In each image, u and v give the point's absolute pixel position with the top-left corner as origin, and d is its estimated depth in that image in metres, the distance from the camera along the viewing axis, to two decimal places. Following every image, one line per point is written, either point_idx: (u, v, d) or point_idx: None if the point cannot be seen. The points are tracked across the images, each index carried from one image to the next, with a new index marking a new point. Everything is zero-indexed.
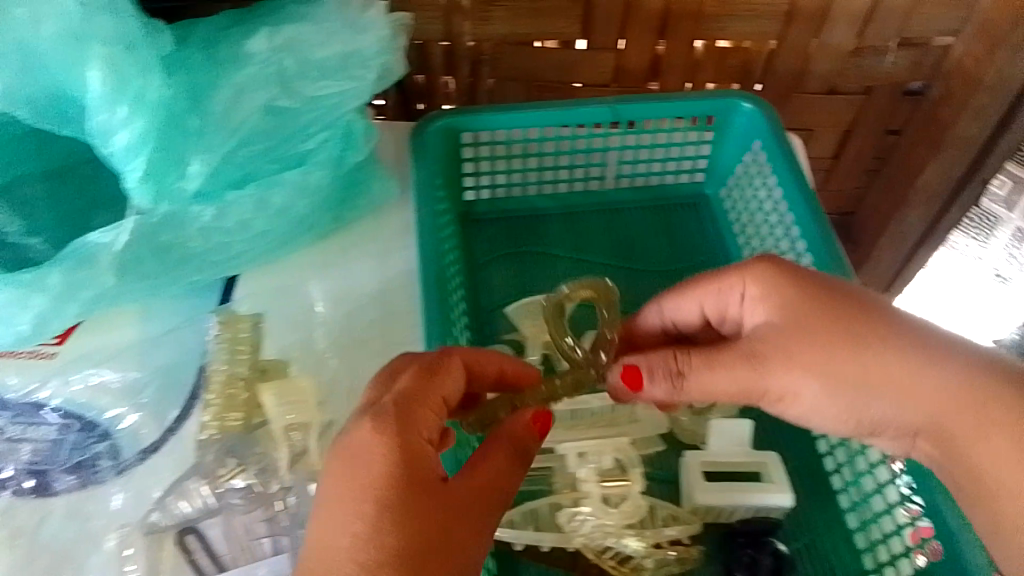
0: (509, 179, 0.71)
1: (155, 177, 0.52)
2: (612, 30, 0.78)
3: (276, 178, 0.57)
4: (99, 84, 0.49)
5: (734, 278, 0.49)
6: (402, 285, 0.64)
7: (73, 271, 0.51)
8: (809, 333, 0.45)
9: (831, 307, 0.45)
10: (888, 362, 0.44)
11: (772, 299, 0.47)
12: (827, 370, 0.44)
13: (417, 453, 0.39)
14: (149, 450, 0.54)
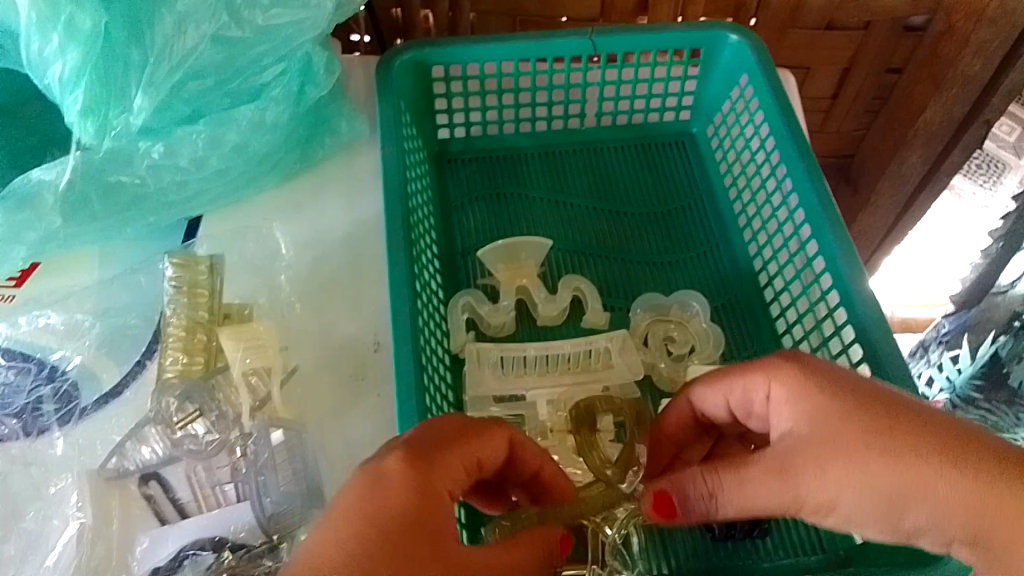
0: (484, 118, 0.68)
1: (94, 111, 0.49)
2: None
3: (230, 115, 0.55)
4: (28, 9, 0.46)
5: (758, 376, 0.41)
6: (369, 228, 0.61)
7: (15, 213, 0.51)
8: (847, 445, 0.37)
9: (876, 411, 0.37)
10: (945, 476, 0.35)
11: (800, 402, 0.39)
12: (874, 491, 0.36)
13: (436, 510, 0.35)
14: (101, 398, 0.52)
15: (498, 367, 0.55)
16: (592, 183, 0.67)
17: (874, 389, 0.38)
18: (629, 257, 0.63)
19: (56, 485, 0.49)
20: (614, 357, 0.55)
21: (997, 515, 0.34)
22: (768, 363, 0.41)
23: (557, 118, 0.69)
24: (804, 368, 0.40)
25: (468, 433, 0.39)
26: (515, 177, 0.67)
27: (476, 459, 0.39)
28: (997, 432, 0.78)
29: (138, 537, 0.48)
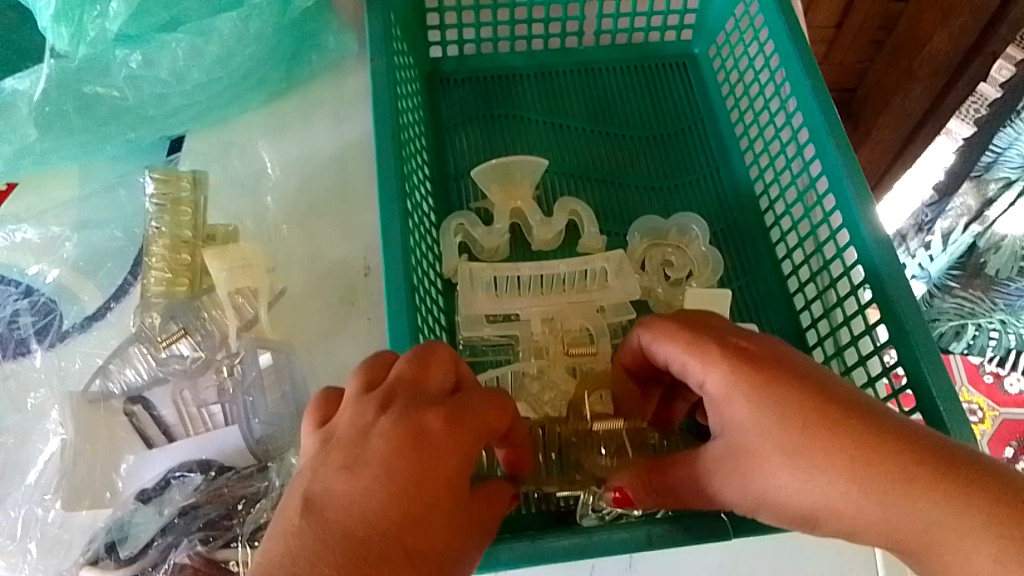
0: (478, 36, 0.65)
1: (68, 16, 0.48)
2: None
3: (207, 23, 0.51)
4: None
5: (689, 363, 0.37)
6: (361, 148, 0.59)
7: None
8: (769, 451, 0.33)
9: (807, 415, 0.33)
10: (875, 495, 0.31)
11: (726, 394, 0.35)
12: (803, 499, 0.33)
13: (457, 478, 0.32)
14: (82, 321, 0.51)
15: (491, 288, 0.53)
16: (589, 108, 0.65)
17: (812, 384, 0.34)
18: (629, 182, 0.61)
19: (39, 403, 0.48)
20: (610, 278, 0.54)
21: (933, 511, 0.30)
22: (699, 348, 0.36)
23: (552, 37, 0.66)
24: (740, 355, 0.35)
25: (488, 397, 0.35)
26: (511, 99, 0.65)
27: (496, 427, 0.35)
28: (971, 317, 0.93)
29: (124, 458, 0.46)
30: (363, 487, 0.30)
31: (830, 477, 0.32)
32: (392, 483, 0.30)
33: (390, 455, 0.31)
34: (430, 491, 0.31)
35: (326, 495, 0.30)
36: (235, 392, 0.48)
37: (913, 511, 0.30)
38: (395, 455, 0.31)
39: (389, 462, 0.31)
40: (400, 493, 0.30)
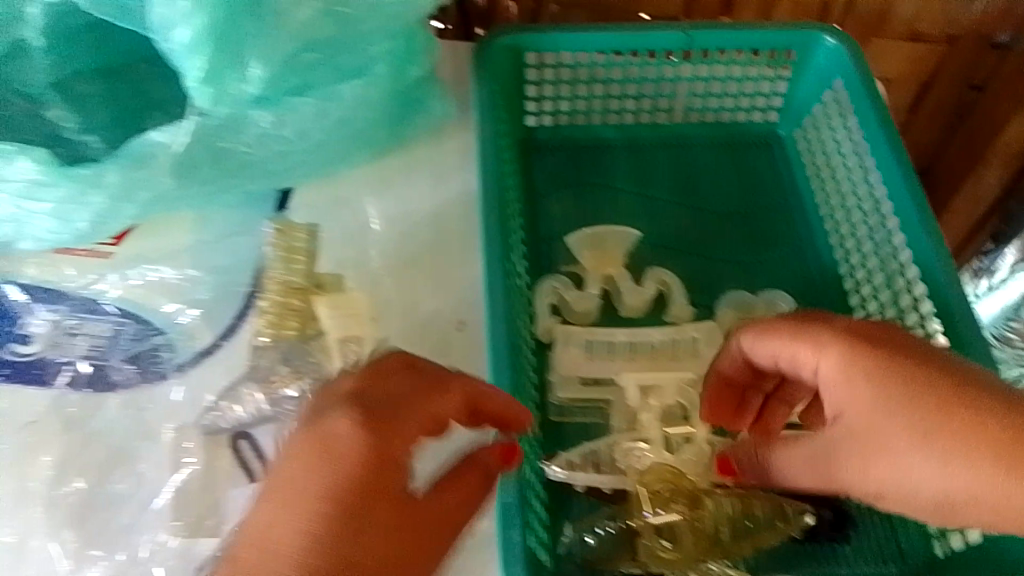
0: (573, 106, 0.68)
1: (210, 81, 0.48)
2: None
3: (333, 91, 0.54)
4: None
5: (802, 349, 0.42)
6: (460, 207, 0.62)
7: (132, 170, 0.50)
8: (905, 434, 0.38)
9: (945, 400, 0.38)
10: (1019, 473, 0.36)
11: (841, 376, 0.40)
12: (948, 486, 0.37)
13: (382, 493, 0.39)
14: (192, 358, 0.54)
15: (585, 350, 0.56)
16: (676, 180, 0.67)
17: (948, 374, 0.39)
18: (716, 254, 0.63)
19: (156, 428, 0.52)
20: (700, 347, 0.56)
21: None
22: (813, 336, 0.42)
23: (641, 112, 0.68)
24: (853, 340, 0.41)
25: (433, 381, 0.43)
26: (600, 168, 0.68)
27: (422, 430, 0.41)
28: None
29: (228, 493, 0.49)
30: (285, 525, 0.38)
31: (960, 450, 0.37)
32: (326, 517, 0.38)
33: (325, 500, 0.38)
34: (377, 493, 0.39)
35: (267, 526, 0.38)
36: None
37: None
38: (309, 467, 0.39)
39: (315, 497, 0.38)
40: (347, 489, 0.38)
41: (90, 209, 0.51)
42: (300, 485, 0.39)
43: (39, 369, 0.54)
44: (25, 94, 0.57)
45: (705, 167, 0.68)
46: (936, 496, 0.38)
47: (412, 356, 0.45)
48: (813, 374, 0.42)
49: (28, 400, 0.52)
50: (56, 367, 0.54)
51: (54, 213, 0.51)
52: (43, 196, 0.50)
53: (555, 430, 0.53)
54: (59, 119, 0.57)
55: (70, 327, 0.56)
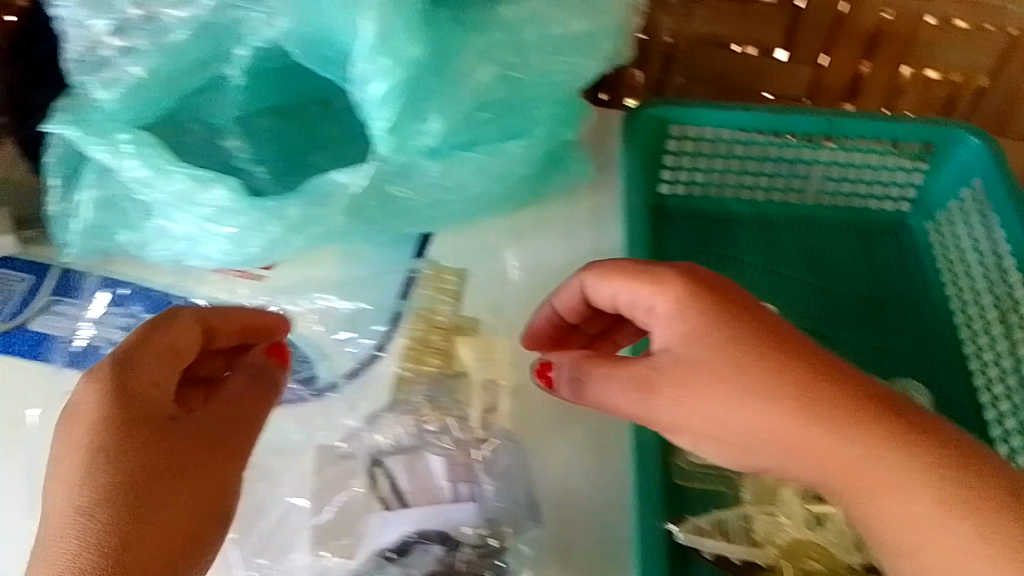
0: (709, 179, 0.69)
1: (393, 130, 0.52)
2: (816, 44, 0.82)
3: (498, 147, 0.57)
4: (371, 33, 0.49)
5: (645, 288, 0.44)
6: (601, 259, 0.65)
7: (312, 206, 0.53)
8: (715, 370, 0.40)
9: (766, 354, 0.40)
10: (825, 429, 0.38)
11: (683, 312, 0.42)
12: (724, 423, 0.40)
13: (138, 412, 0.41)
14: (349, 373, 0.58)
15: None
16: (805, 260, 0.68)
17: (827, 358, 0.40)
18: (847, 336, 0.64)
19: (304, 449, 0.55)
20: None
21: (903, 464, 0.38)
22: (659, 278, 0.43)
23: (773, 191, 0.70)
24: (696, 285, 0.43)
25: (163, 321, 0.45)
26: (730, 241, 0.69)
27: (161, 373, 0.43)
28: None
29: (369, 518, 0.52)
30: (99, 434, 0.40)
31: (803, 398, 0.39)
32: (118, 438, 0.40)
33: (121, 420, 0.40)
34: (136, 439, 0.40)
35: (69, 442, 0.40)
36: (486, 475, 0.53)
37: (840, 429, 0.38)
38: (87, 413, 0.40)
39: (111, 412, 0.40)
40: (102, 446, 0.39)
41: (265, 237, 0.54)
42: (73, 442, 0.40)
43: None
44: (207, 123, 0.62)
45: (835, 251, 0.69)
46: (783, 441, 0.39)
47: (208, 313, 0.47)
48: (647, 311, 0.44)
49: None
50: None
51: (231, 237, 0.55)
52: (229, 221, 0.54)
53: (677, 494, 0.54)
54: (233, 149, 0.62)
55: None
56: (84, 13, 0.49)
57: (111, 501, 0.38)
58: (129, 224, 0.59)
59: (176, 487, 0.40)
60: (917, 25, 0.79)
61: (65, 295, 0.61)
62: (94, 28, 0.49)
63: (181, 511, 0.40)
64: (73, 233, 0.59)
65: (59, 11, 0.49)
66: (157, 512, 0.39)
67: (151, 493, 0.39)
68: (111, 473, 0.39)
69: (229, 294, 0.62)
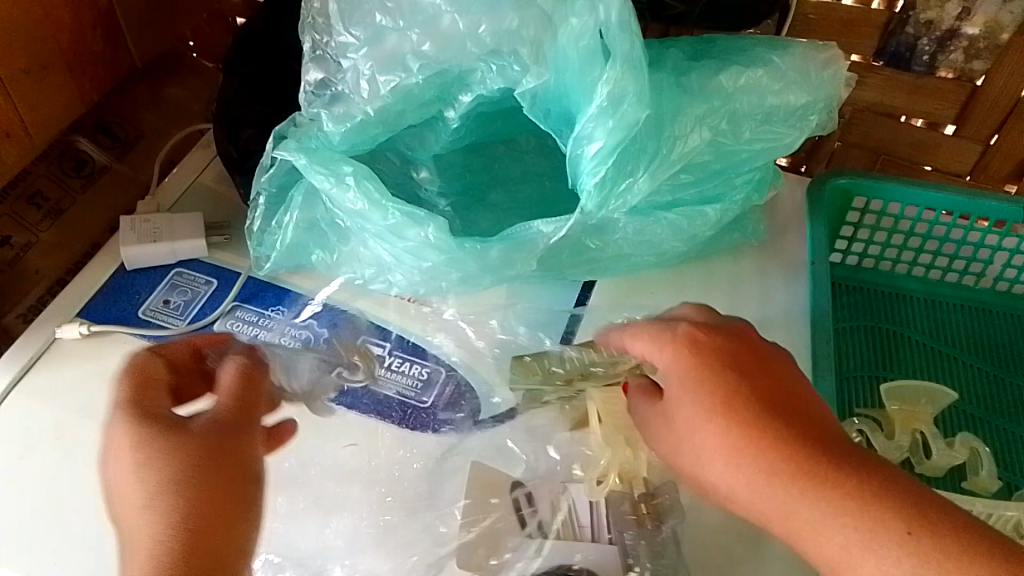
0: (882, 253, 0.69)
1: (604, 188, 0.54)
2: (991, 123, 0.76)
3: (693, 209, 0.59)
4: (603, 96, 0.51)
5: (647, 342, 0.47)
6: (784, 317, 0.63)
7: (513, 249, 0.55)
8: (688, 418, 0.44)
9: (728, 404, 0.43)
10: (768, 472, 0.41)
11: (669, 363, 0.46)
12: (694, 465, 0.44)
13: (146, 451, 0.44)
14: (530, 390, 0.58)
15: None
16: (976, 345, 0.66)
17: (778, 409, 0.43)
18: None
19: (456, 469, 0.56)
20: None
21: (829, 506, 0.39)
22: (663, 331, 0.47)
23: (949, 272, 0.69)
24: (690, 342, 0.45)
25: (139, 373, 0.48)
26: (900, 317, 0.67)
27: (153, 401, 0.47)
28: None
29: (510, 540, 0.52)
30: (151, 478, 0.44)
31: (742, 448, 0.42)
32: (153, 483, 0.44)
33: (173, 462, 0.44)
34: (180, 477, 0.44)
35: (126, 486, 0.44)
36: (653, 529, 0.52)
37: (767, 478, 0.40)
38: (130, 467, 0.45)
39: (138, 459, 0.44)
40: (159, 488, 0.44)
41: (459, 273, 0.56)
42: (133, 489, 0.44)
43: (362, 395, 0.59)
44: (404, 155, 0.64)
45: (1008, 339, 0.67)
46: (717, 481, 0.42)
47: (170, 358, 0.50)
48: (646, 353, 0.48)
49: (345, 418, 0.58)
50: (378, 399, 0.59)
51: (426, 271, 0.57)
52: (428, 257, 0.55)
53: None
54: (423, 180, 0.64)
55: (393, 363, 0.60)
56: (375, 67, 0.54)
57: (168, 522, 0.43)
58: (326, 244, 0.61)
59: (213, 479, 0.45)
60: None
61: (248, 301, 0.64)
62: (381, 83, 0.55)
63: (241, 527, 0.45)
64: (271, 248, 0.60)
65: (346, 62, 0.54)
66: (220, 507, 0.44)
67: (213, 497, 0.44)
68: (164, 519, 0.43)
69: (422, 325, 0.62)
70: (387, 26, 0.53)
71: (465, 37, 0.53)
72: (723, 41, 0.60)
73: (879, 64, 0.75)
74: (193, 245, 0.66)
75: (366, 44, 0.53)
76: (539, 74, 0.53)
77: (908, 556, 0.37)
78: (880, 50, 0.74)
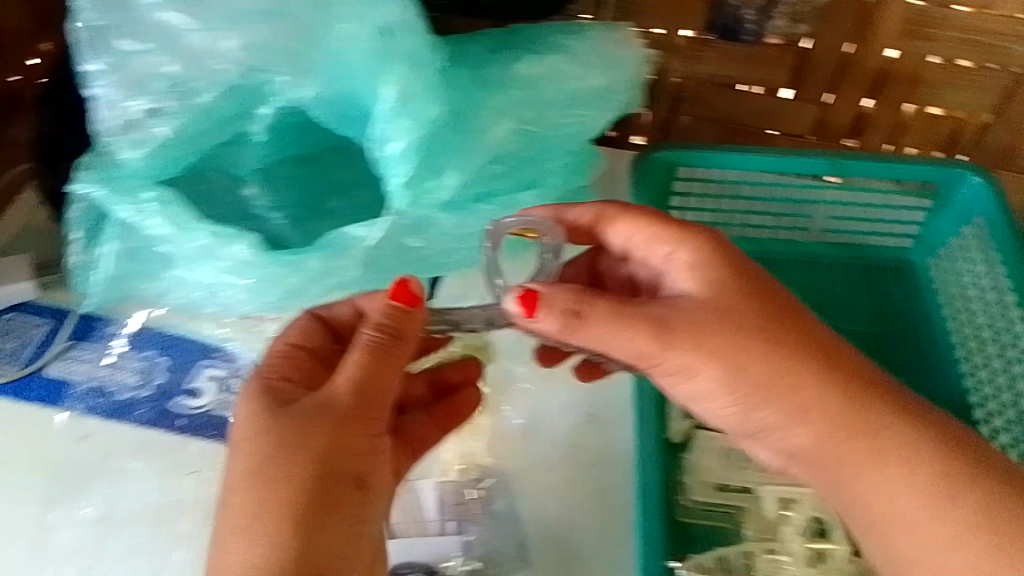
0: (715, 220, 0.72)
1: (414, 185, 0.55)
2: (822, 82, 0.77)
3: (512, 198, 0.59)
4: (393, 96, 0.53)
5: (679, 249, 0.46)
6: None
7: (331, 259, 0.55)
8: (744, 334, 0.44)
9: (779, 326, 0.45)
10: (839, 408, 0.45)
11: (707, 275, 0.45)
12: (740, 380, 0.44)
13: (272, 422, 0.41)
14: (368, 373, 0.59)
15: (725, 457, 0.57)
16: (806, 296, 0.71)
17: (838, 346, 0.46)
18: None
19: None
20: None
21: (892, 445, 0.44)
22: (686, 231, 0.47)
23: (778, 229, 0.73)
24: (720, 249, 0.46)
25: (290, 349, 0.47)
26: None
27: (287, 372, 0.45)
28: None
29: None
30: (266, 447, 0.41)
31: (805, 377, 0.45)
32: (268, 457, 0.41)
33: (297, 445, 0.41)
34: (317, 457, 0.41)
35: (237, 458, 0.42)
36: (482, 513, 0.54)
37: (847, 409, 0.45)
38: (251, 439, 0.41)
39: (257, 438, 0.41)
40: (286, 465, 0.40)
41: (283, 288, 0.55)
42: (248, 467, 0.41)
43: (210, 423, 0.59)
44: (229, 173, 0.63)
45: (835, 288, 0.71)
46: (795, 400, 0.45)
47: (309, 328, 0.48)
48: (666, 269, 0.47)
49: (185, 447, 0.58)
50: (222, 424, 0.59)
51: (249, 288, 0.55)
52: (245, 274, 0.55)
53: (682, 531, 0.56)
54: (251, 197, 0.63)
55: (235, 386, 0.60)
56: (117, 92, 0.53)
57: (281, 504, 0.40)
58: (148, 274, 0.58)
59: (322, 454, 0.41)
60: (922, 64, 0.74)
61: (83, 339, 0.62)
62: (128, 107, 0.54)
63: (338, 518, 0.42)
64: (92, 284, 0.59)
65: (93, 92, 0.53)
66: (333, 500, 0.41)
67: (326, 486, 0.41)
68: (259, 509, 0.40)
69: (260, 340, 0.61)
70: (137, 50, 0.53)
71: (205, 55, 0.54)
72: (525, 29, 0.60)
73: (712, 38, 0.74)
74: (22, 289, 0.61)
75: (113, 71, 0.53)
76: (308, 82, 0.57)
77: (982, 501, 0.42)
78: (711, 24, 0.73)
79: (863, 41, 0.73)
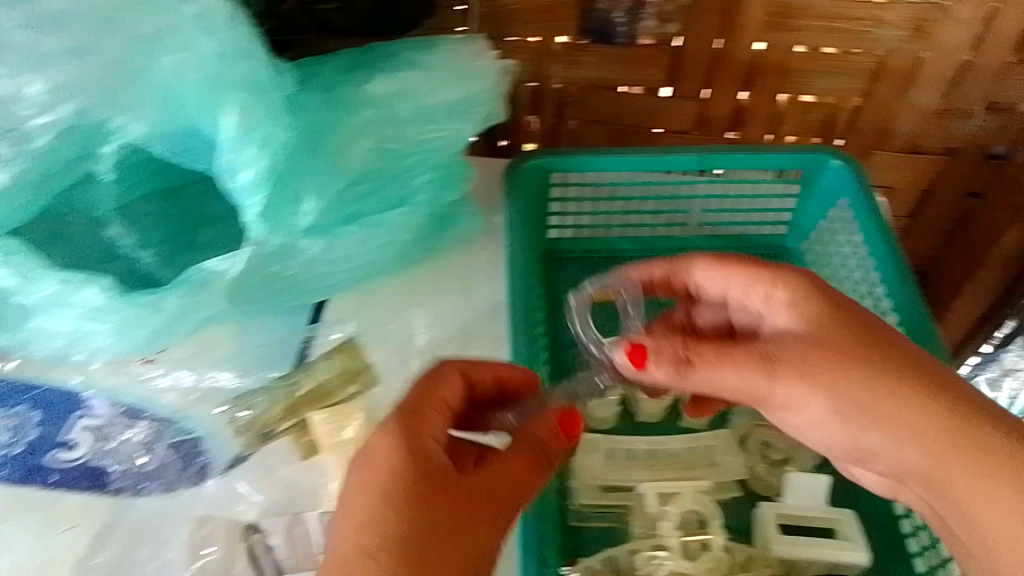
0: (595, 222, 0.73)
1: (270, 214, 0.54)
2: (696, 79, 0.78)
3: (379, 217, 0.60)
4: (234, 125, 0.52)
5: (778, 289, 0.48)
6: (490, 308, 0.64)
7: (188, 296, 0.54)
8: (840, 357, 0.44)
9: (878, 347, 0.44)
10: (940, 423, 0.42)
11: (807, 310, 0.46)
12: (847, 402, 0.43)
13: (414, 487, 0.41)
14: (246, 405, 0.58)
15: (607, 457, 0.59)
16: None
17: (931, 367, 0.44)
18: None
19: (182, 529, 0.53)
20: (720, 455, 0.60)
21: (977, 464, 0.41)
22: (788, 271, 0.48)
23: (658, 227, 0.73)
24: (817, 285, 0.47)
25: (425, 393, 0.45)
26: None
27: (436, 432, 0.44)
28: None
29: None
30: (392, 514, 0.40)
31: (903, 393, 0.43)
32: (399, 526, 0.39)
33: (422, 511, 0.40)
34: (424, 526, 0.40)
35: (342, 526, 0.40)
36: None
37: (933, 423, 0.42)
38: (371, 503, 0.40)
39: (381, 500, 0.40)
40: (414, 532, 0.39)
41: (146, 328, 0.55)
42: (356, 534, 0.39)
43: (87, 475, 0.55)
44: (87, 215, 0.59)
45: None
46: (872, 417, 0.43)
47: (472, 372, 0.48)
48: (767, 309, 0.49)
49: (60, 500, 0.54)
50: (100, 475, 0.55)
51: (114, 329, 0.55)
52: (104, 318, 0.54)
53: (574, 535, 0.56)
54: (115, 237, 0.60)
55: (112, 432, 0.57)
56: None
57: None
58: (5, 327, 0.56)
59: (448, 532, 0.40)
60: (786, 54, 0.75)
61: None
62: None
63: None
64: None
65: None
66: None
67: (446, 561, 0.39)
68: None
69: (126, 381, 0.58)
70: None
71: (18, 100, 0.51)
72: (377, 46, 0.60)
73: (588, 42, 0.74)
74: None
75: None
76: (132, 115, 0.54)
77: None
78: (583, 30, 0.73)
79: (731, 35, 0.74)
